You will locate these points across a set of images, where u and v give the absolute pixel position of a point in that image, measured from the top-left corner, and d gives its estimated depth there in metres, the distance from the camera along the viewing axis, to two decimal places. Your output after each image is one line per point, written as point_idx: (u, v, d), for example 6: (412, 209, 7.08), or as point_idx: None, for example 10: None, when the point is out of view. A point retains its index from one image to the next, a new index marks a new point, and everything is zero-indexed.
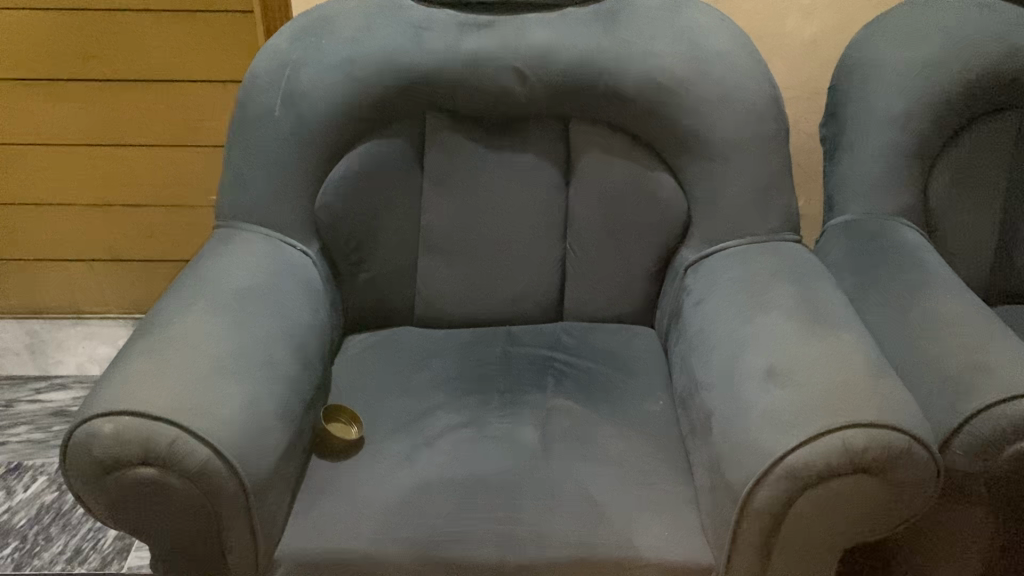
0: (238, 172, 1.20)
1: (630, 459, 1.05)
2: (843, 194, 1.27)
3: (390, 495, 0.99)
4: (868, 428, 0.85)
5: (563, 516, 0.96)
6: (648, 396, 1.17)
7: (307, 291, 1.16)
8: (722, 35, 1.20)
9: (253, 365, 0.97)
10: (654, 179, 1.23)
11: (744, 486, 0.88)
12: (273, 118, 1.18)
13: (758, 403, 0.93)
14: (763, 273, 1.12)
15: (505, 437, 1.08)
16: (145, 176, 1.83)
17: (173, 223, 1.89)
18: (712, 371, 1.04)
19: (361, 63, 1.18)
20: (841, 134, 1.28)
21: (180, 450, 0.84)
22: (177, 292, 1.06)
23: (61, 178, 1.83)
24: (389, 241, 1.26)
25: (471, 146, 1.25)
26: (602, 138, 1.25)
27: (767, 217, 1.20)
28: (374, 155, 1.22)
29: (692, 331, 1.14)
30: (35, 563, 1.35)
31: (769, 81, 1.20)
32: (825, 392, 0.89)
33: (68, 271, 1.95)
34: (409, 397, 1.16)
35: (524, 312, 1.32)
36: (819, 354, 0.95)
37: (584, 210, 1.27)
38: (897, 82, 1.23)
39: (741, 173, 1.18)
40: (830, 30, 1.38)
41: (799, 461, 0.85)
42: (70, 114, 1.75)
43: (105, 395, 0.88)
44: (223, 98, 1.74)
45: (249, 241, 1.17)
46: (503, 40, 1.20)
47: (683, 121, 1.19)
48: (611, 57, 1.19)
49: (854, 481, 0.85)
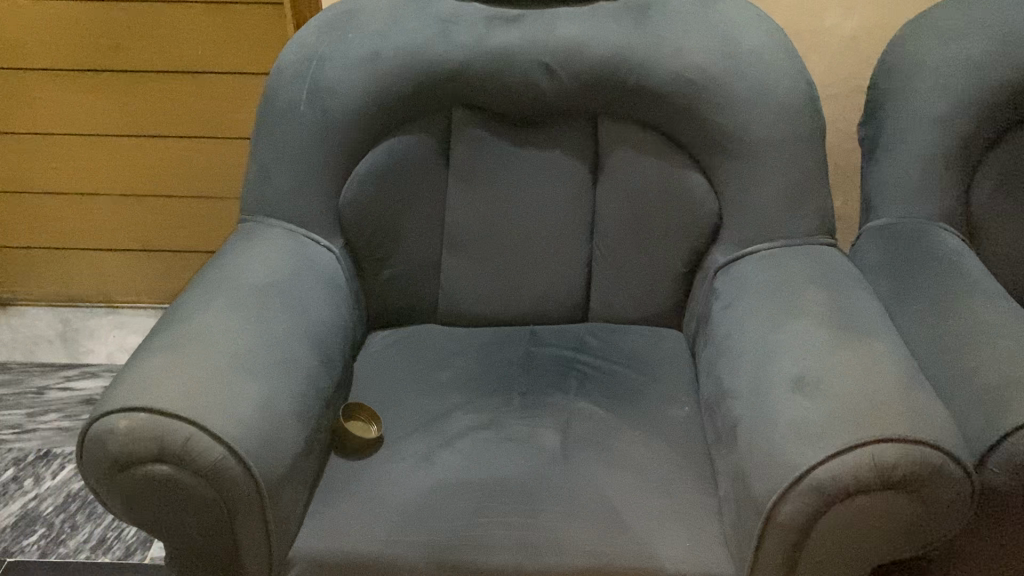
0: (263, 166, 1.19)
1: (651, 466, 1.02)
2: (880, 197, 1.23)
3: (405, 497, 0.98)
4: (900, 443, 0.82)
5: (581, 523, 0.94)
6: (673, 401, 1.14)
7: (329, 287, 1.15)
8: (757, 30, 1.17)
9: (271, 363, 0.96)
10: (684, 178, 1.20)
11: (768, 500, 0.85)
12: (297, 112, 1.17)
13: (785, 413, 0.90)
14: (795, 278, 1.09)
15: (525, 440, 1.06)
16: (176, 167, 1.84)
17: (202, 214, 1.90)
18: (738, 379, 1.01)
19: (387, 58, 1.16)
20: (880, 134, 1.24)
21: (194, 449, 0.83)
22: (197, 287, 1.05)
23: (94, 168, 1.85)
24: (412, 238, 1.25)
25: (497, 142, 1.23)
26: (632, 136, 1.22)
27: (801, 220, 1.16)
28: (399, 150, 1.21)
29: (719, 336, 1.11)
30: (61, 551, 1.37)
31: (805, 78, 1.17)
32: (855, 404, 0.86)
33: (101, 261, 1.98)
34: (429, 397, 1.15)
35: (549, 312, 1.30)
36: (851, 364, 0.92)
37: (611, 209, 1.24)
38: (941, 81, 1.18)
39: (775, 173, 1.15)
40: (871, 26, 1.34)
41: (826, 476, 0.82)
42: (103, 104, 1.77)
43: (121, 391, 0.87)
44: (253, 91, 1.73)
45: (272, 236, 1.17)
46: (531, 35, 1.18)
47: (715, 119, 1.15)
48: (642, 52, 1.16)
49: (884, 499, 0.82)
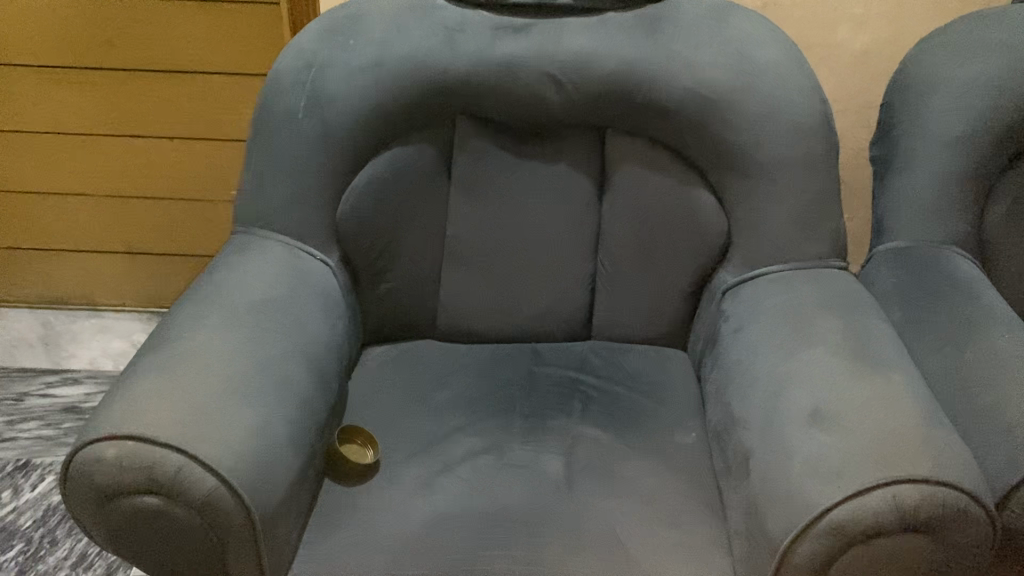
0: (258, 176, 1.15)
1: (659, 496, 0.99)
2: (892, 218, 1.20)
3: (404, 527, 0.94)
4: (923, 484, 0.79)
5: (587, 557, 0.91)
6: (679, 426, 1.11)
7: (326, 304, 1.11)
8: (771, 45, 1.14)
9: (267, 387, 0.92)
10: (693, 196, 1.17)
11: (782, 539, 0.82)
12: (295, 120, 1.13)
13: (801, 448, 0.87)
14: (808, 303, 1.06)
15: (527, 467, 1.03)
16: (165, 169, 1.79)
17: (192, 217, 1.86)
18: (749, 407, 0.98)
19: (389, 66, 1.12)
20: (892, 154, 1.21)
21: (186, 480, 0.79)
22: (189, 303, 1.01)
23: (79, 168, 1.79)
24: (411, 252, 1.21)
25: (501, 155, 1.19)
26: (640, 151, 1.18)
27: (813, 242, 1.13)
28: (400, 162, 1.17)
29: (729, 361, 1.08)
30: (40, 568, 1.32)
31: (820, 95, 1.14)
32: (875, 442, 0.83)
33: (85, 262, 1.92)
34: (428, 418, 1.11)
35: (551, 329, 1.27)
36: (869, 398, 0.89)
37: (617, 227, 1.21)
38: (958, 101, 1.15)
39: (788, 193, 1.12)
40: (883, 42, 1.31)
41: (845, 517, 0.79)
42: (91, 103, 1.71)
43: (109, 416, 0.83)
44: (249, 93, 1.69)
45: (266, 249, 1.13)
46: (540, 44, 1.13)
47: (727, 137, 1.12)
48: (654, 66, 1.12)
49: (905, 542, 0.79)
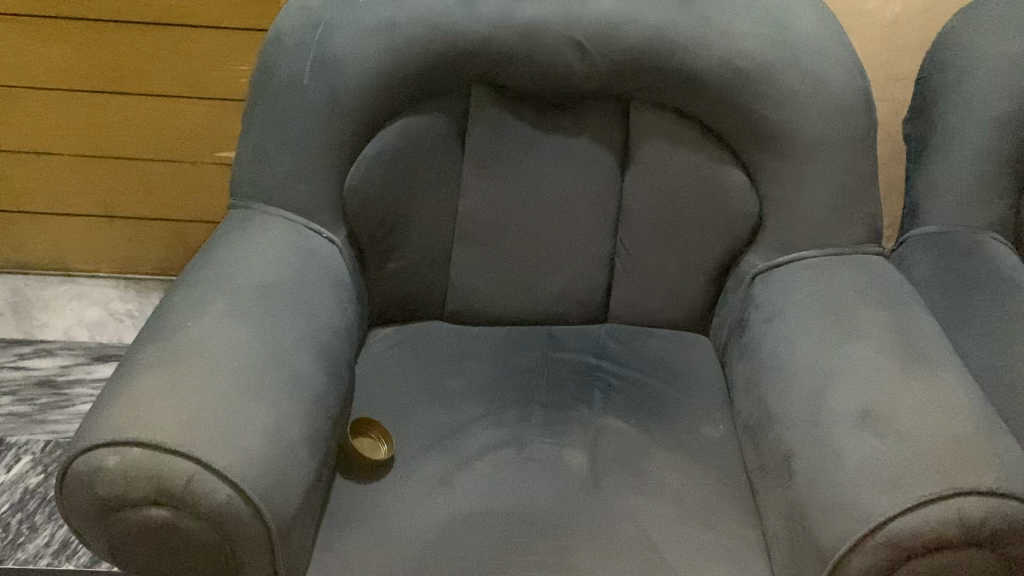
0: (259, 145, 1.06)
1: (691, 495, 0.95)
2: (927, 201, 1.15)
3: (425, 530, 0.88)
4: (988, 497, 0.74)
5: (620, 562, 0.86)
6: (706, 417, 1.06)
7: (334, 285, 1.03)
8: (810, 15, 1.07)
9: (279, 382, 0.85)
10: (724, 175, 1.10)
11: (834, 551, 0.78)
12: (299, 86, 1.04)
13: (852, 452, 0.82)
14: (847, 293, 1.01)
15: (551, 462, 0.97)
16: (144, 127, 1.68)
17: (174, 179, 1.75)
18: (788, 403, 0.93)
19: (402, 28, 1.03)
20: (929, 134, 1.16)
21: (197, 490, 0.72)
22: (189, 287, 0.93)
23: (52, 125, 1.68)
24: (421, 229, 1.14)
25: (520, 126, 1.11)
26: (668, 126, 1.11)
27: (848, 227, 1.08)
28: (410, 133, 1.08)
29: (762, 352, 1.02)
30: (20, 557, 1.25)
31: (860, 69, 1.07)
32: (933, 448, 0.79)
33: (58, 226, 1.81)
34: (442, 408, 1.05)
35: (567, 311, 1.21)
36: (922, 399, 0.84)
37: (641, 205, 1.14)
38: (1001, 80, 1.09)
39: (825, 175, 1.06)
40: (916, 12, 1.25)
41: (904, 530, 0.74)
42: (64, 55, 1.59)
43: (108, 419, 0.75)
44: (235, 48, 1.57)
45: (270, 226, 1.04)
46: (565, 6, 1.05)
47: (764, 113, 1.05)
48: (688, 34, 1.04)
49: (967, 557, 0.75)
